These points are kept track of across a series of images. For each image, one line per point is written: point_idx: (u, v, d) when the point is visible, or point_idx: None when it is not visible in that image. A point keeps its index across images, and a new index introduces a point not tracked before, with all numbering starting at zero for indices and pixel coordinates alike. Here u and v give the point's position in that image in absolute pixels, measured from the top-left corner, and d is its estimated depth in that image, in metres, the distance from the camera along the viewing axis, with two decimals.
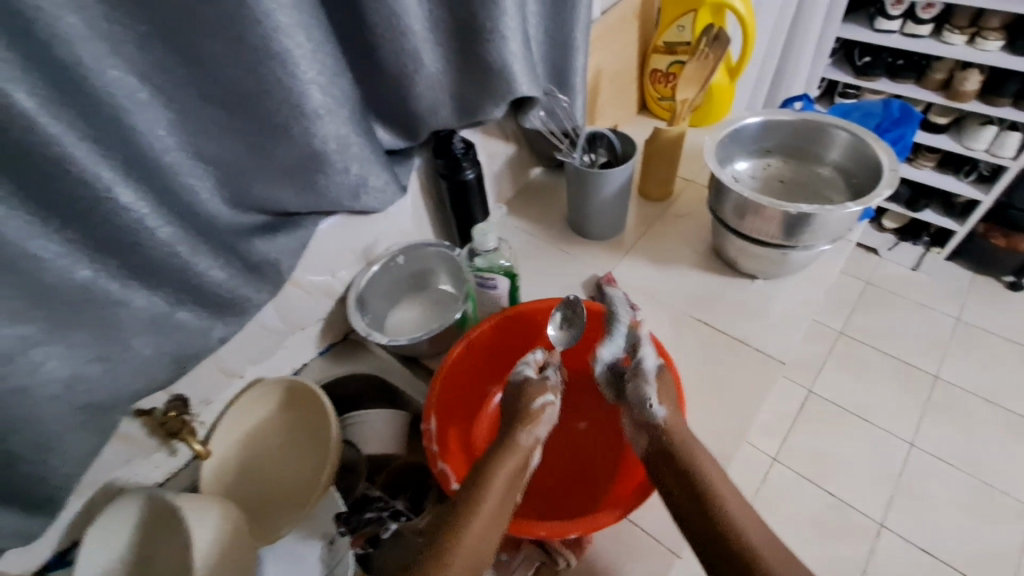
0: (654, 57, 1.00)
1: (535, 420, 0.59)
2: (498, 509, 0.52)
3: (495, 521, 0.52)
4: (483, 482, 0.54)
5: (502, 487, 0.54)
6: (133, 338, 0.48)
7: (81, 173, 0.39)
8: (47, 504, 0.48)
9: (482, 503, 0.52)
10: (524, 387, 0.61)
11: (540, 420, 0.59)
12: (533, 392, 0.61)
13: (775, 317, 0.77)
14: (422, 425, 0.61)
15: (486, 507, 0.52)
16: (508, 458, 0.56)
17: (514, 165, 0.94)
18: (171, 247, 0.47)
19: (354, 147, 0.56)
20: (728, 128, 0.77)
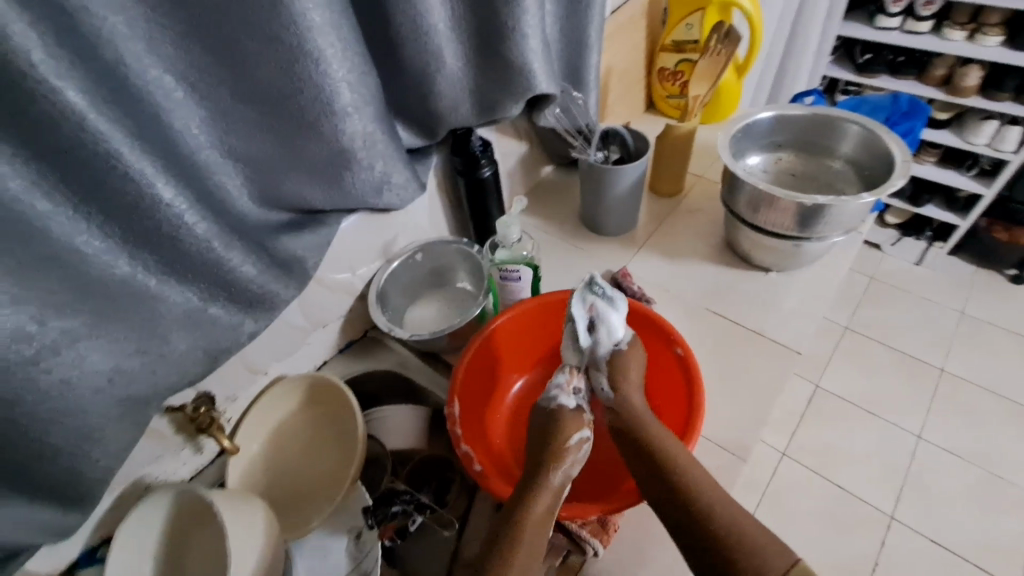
0: (661, 55, 1.01)
1: (567, 459, 0.57)
2: (546, 510, 0.53)
3: (546, 522, 0.53)
4: (532, 487, 0.54)
5: (546, 507, 0.54)
6: (170, 332, 0.49)
7: (126, 170, 0.40)
8: (83, 500, 0.48)
9: (535, 507, 0.53)
10: (564, 422, 0.59)
11: (575, 458, 0.57)
12: (570, 426, 0.59)
13: (788, 308, 0.78)
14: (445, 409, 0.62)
15: (539, 510, 0.53)
16: (551, 473, 0.56)
17: (526, 164, 0.95)
18: (207, 243, 0.48)
19: (380, 145, 0.57)
20: (740, 123, 0.78)
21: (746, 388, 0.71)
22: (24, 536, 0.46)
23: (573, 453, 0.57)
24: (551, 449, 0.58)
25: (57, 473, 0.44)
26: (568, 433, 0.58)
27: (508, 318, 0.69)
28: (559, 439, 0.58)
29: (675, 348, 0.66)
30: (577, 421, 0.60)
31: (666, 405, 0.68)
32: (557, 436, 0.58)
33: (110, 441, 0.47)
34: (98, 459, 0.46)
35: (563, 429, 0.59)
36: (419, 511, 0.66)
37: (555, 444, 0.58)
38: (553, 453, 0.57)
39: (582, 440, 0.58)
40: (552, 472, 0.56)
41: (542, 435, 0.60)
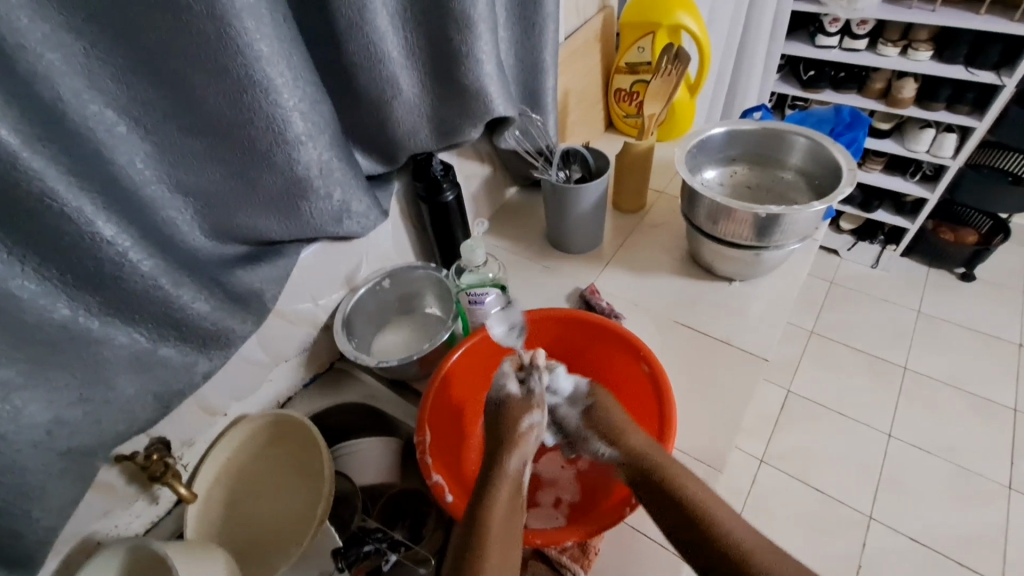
0: (616, 77, 1.04)
1: (522, 444, 0.58)
2: (508, 509, 0.52)
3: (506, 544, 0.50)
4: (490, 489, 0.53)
5: (504, 510, 0.52)
6: (116, 377, 0.46)
7: (62, 209, 0.38)
8: (21, 565, 0.45)
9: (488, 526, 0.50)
10: (508, 404, 0.61)
11: (526, 444, 0.58)
12: (518, 410, 0.60)
13: (754, 316, 0.79)
14: (414, 438, 0.60)
15: (493, 530, 0.50)
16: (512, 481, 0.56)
17: (490, 186, 0.96)
18: (154, 281, 0.45)
19: (337, 172, 0.57)
20: (694, 139, 0.81)
21: (717, 398, 0.71)
22: None
23: (525, 438, 0.58)
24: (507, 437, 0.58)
25: None
26: (518, 416, 0.59)
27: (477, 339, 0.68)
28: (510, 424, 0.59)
29: (642, 365, 0.66)
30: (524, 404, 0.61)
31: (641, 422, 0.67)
32: (508, 420, 0.59)
33: (52, 497, 0.44)
34: (38, 518, 0.43)
35: (513, 414, 0.60)
36: (393, 549, 0.61)
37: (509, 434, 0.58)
38: (509, 443, 0.58)
39: (533, 424, 0.59)
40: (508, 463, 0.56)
41: (495, 423, 0.60)
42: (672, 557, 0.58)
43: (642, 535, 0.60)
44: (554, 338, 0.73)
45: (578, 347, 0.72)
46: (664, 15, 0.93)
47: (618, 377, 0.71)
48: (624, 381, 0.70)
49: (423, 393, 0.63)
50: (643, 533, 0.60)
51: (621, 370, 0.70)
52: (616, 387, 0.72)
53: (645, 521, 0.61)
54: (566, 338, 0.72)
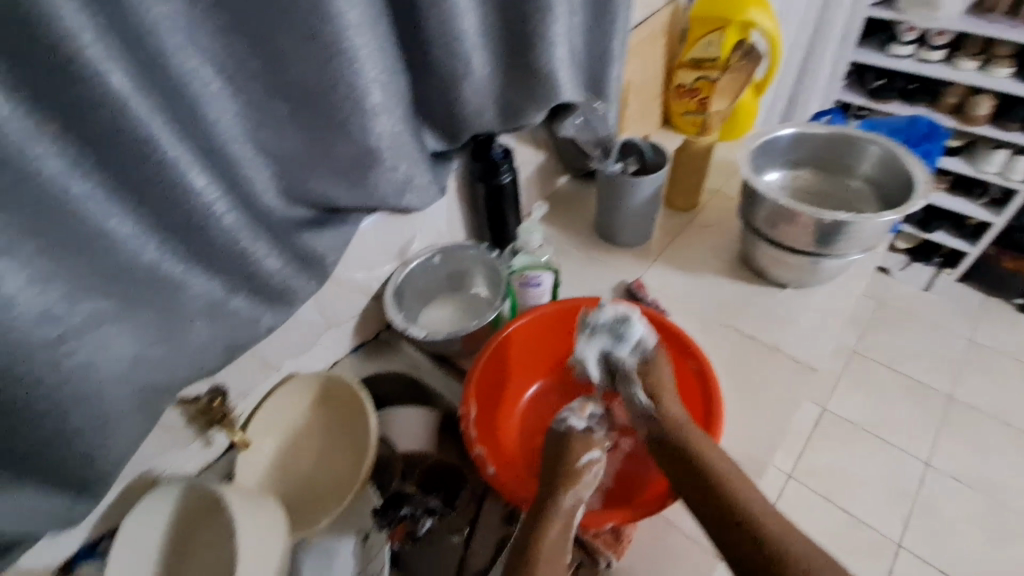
0: (678, 72, 1.01)
1: (579, 480, 0.56)
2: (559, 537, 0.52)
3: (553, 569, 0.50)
4: (544, 508, 0.54)
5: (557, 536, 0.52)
6: (191, 322, 0.48)
7: (162, 157, 0.40)
8: (91, 487, 0.47)
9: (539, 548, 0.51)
10: (569, 439, 0.59)
11: (586, 479, 0.56)
12: (579, 445, 0.59)
13: (807, 324, 0.78)
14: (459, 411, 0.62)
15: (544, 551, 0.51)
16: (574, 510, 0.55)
17: (543, 173, 0.95)
18: (233, 234, 0.47)
19: (405, 145, 0.59)
20: (760, 140, 0.79)
21: (760, 402, 0.70)
22: (28, 521, 0.45)
23: (583, 475, 0.56)
24: (564, 465, 0.57)
25: (73, 461, 0.44)
26: (577, 452, 0.58)
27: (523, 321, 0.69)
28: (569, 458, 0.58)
29: (689, 362, 0.66)
30: (585, 441, 0.59)
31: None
32: (566, 453, 0.58)
33: (126, 429, 0.46)
34: (111, 448, 0.45)
35: (573, 448, 0.58)
36: (426, 515, 0.64)
37: (566, 466, 0.57)
38: (567, 476, 0.56)
39: (593, 461, 0.58)
40: (564, 493, 0.55)
41: (554, 451, 0.59)
42: (707, 552, 0.58)
43: (677, 529, 0.60)
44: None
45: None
46: (736, 11, 0.91)
47: None
48: None
49: (470, 367, 0.65)
50: (678, 527, 0.61)
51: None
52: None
53: (681, 515, 0.61)
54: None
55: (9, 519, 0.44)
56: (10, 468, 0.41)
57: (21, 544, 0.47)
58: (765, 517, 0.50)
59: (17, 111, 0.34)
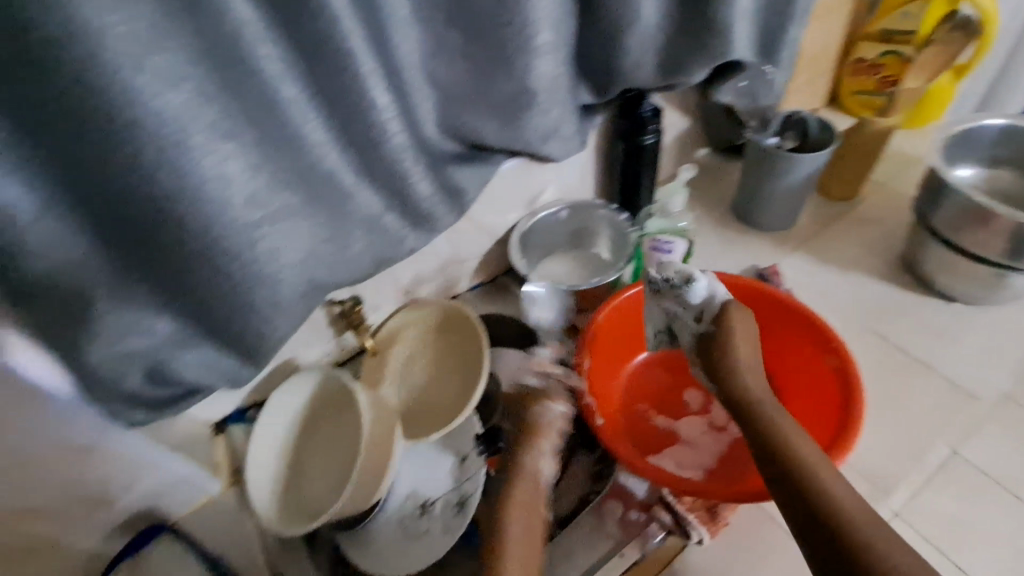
0: (861, 44, 0.89)
1: (539, 438, 0.63)
2: (527, 518, 0.57)
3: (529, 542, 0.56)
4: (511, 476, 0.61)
5: (523, 511, 0.58)
6: (352, 230, 0.53)
7: (357, 70, 0.44)
8: (256, 360, 0.54)
9: (505, 528, 0.56)
10: (534, 397, 0.66)
11: (545, 436, 0.63)
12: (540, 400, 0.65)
13: (970, 346, 0.69)
14: (574, 361, 0.66)
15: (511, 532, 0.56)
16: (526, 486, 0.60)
17: (683, 142, 0.90)
18: (398, 153, 0.51)
19: (560, 89, 0.59)
20: (958, 127, 0.69)
21: (895, 418, 0.64)
22: (207, 374, 0.52)
23: (544, 430, 0.63)
24: (526, 419, 0.64)
25: (247, 332, 0.50)
26: (542, 408, 0.64)
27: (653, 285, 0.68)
28: (532, 415, 0.64)
29: (828, 358, 0.61)
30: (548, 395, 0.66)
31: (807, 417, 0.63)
32: (529, 408, 0.65)
33: (291, 315, 0.52)
34: (277, 330, 0.51)
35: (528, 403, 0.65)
36: None
37: (525, 418, 0.65)
38: (529, 432, 0.63)
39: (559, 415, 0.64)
40: (525, 453, 0.62)
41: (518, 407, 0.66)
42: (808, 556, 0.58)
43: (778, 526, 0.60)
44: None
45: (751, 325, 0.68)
46: None
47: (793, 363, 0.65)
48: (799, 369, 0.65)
49: (590, 321, 0.66)
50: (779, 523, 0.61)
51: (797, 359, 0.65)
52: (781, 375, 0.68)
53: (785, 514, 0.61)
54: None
55: (193, 370, 0.51)
56: (204, 327, 0.49)
57: (186, 399, 0.54)
58: (862, 525, 0.47)
59: (253, 10, 0.39)
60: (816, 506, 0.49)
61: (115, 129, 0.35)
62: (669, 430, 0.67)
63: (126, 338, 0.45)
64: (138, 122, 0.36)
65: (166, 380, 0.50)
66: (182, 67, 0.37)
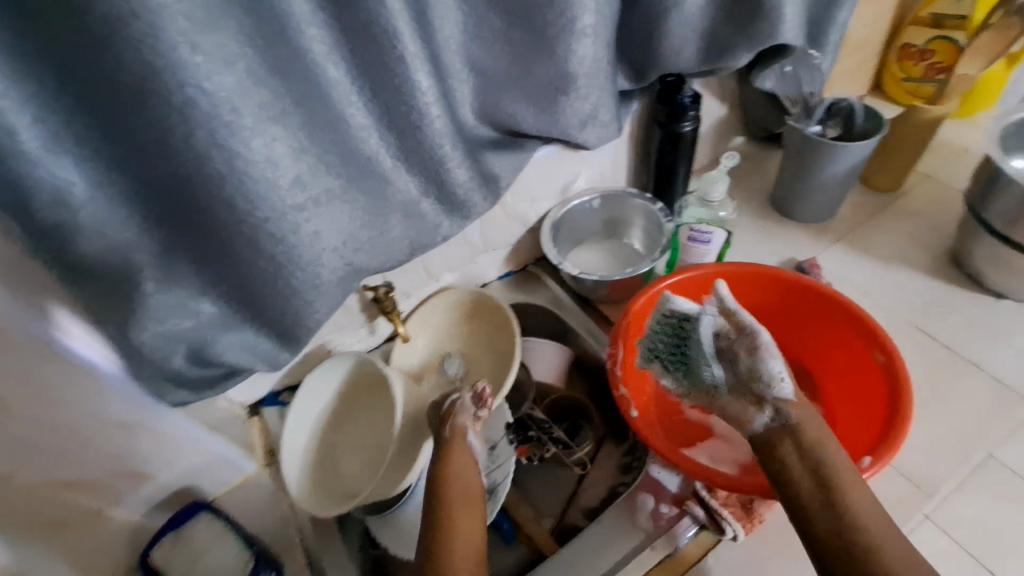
0: (909, 29, 0.85)
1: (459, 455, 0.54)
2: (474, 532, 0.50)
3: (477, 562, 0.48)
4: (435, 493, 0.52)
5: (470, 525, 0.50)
6: (391, 216, 0.53)
7: (401, 52, 0.43)
8: (294, 344, 0.54)
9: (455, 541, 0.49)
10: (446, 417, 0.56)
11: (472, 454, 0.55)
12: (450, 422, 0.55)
13: (1022, 345, 0.66)
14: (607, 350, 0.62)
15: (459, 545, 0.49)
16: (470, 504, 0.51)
17: (720, 131, 0.88)
18: (439, 138, 0.50)
19: (601, 74, 0.57)
20: (1014, 117, 0.67)
21: (938, 417, 0.62)
22: (248, 355, 0.53)
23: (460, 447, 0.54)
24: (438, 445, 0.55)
25: (288, 314, 0.50)
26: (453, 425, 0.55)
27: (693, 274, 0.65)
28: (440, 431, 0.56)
29: (874, 354, 0.58)
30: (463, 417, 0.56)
31: (852, 414, 0.61)
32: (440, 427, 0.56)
33: (330, 300, 0.52)
34: (319, 315, 0.52)
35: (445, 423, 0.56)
36: (551, 442, 0.69)
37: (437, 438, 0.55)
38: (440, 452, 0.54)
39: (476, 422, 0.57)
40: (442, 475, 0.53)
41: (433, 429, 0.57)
42: None
43: None
44: (773, 302, 0.66)
45: (794, 318, 0.66)
46: None
47: (839, 359, 0.63)
48: (845, 366, 0.63)
49: (626, 308, 0.63)
50: None
51: (842, 355, 0.63)
52: (825, 371, 0.66)
53: None
54: (783, 307, 0.67)
55: (234, 350, 0.52)
56: (246, 310, 0.49)
57: (228, 379, 0.55)
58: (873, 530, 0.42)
59: None
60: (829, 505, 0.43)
61: (171, 110, 0.36)
62: (703, 424, 0.66)
63: (176, 317, 0.46)
64: (192, 103, 0.36)
65: (209, 361, 0.51)
66: (231, 48, 0.36)
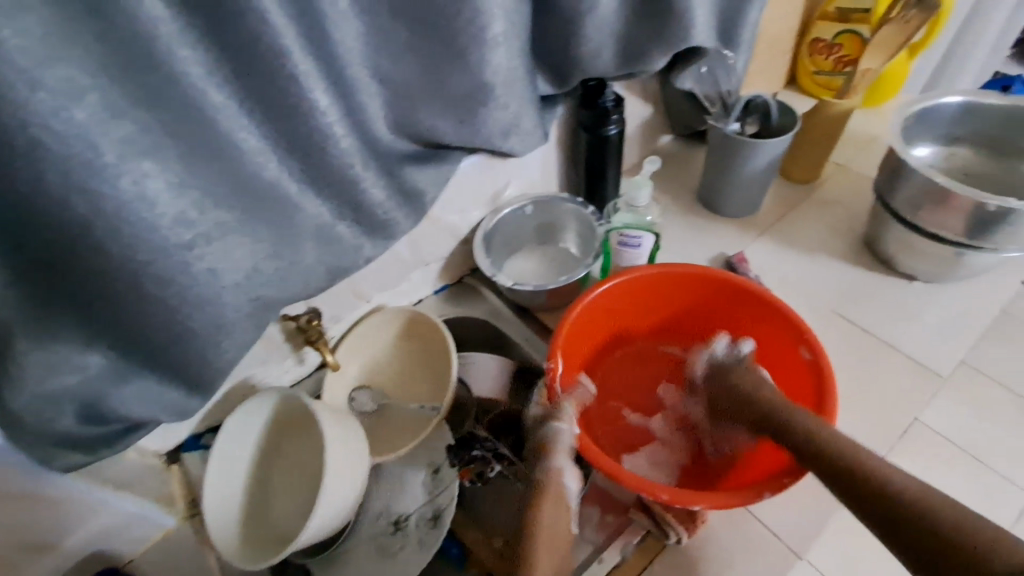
0: (818, 24, 0.88)
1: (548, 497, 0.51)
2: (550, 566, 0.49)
3: None
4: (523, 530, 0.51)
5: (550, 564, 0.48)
6: (302, 243, 0.49)
7: (292, 71, 0.40)
8: (205, 387, 0.50)
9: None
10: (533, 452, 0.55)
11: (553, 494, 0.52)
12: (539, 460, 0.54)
13: (931, 324, 0.70)
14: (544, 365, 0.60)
15: None
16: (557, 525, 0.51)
17: (647, 130, 0.89)
18: (347, 159, 0.47)
19: (518, 82, 0.56)
20: (917, 108, 0.69)
21: (866, 400, 0.65)
22: (152, 406, 0.48)
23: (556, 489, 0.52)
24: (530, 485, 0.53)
25: (191, 358, 0.46)
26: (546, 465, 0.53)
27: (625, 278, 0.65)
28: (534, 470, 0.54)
29: (801, 351, 0.59)
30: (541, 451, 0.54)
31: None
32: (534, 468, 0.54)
33: (239, 337, 0.49)
34: (226, 353, 0.48)
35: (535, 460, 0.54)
36: (497, 460, 0.67)
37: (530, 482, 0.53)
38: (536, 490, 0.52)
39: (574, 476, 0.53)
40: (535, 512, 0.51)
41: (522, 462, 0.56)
42: (789, 552, 0.55)
43: (760, 523, 0.57)
44: (704, 300, 0.67)
45: (725, 315, 0.67)
46: None
47: (772, 355, 0.64)
48: (778, 361, 0.64)
49: (560, 320, 0.61)
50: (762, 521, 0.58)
51: (772, 349, 0.64)
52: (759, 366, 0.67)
53: (769, 511, 0.58)
54: (715, 304, 0.66)
55: (135, 404, 0.47)
56: (141, 358, 0.45)
57: (131, 434, 0.50)
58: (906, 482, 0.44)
59: (168, 9, 0.34)
60: (847, 470, 0.46)
61: (16, 155, 0.32)
62: (642, 428, 0.69)
63: (55, 375, 0.42)
64: (40, 144, 0.32)
65: (104, 417, 0.46)
66: (81, 81, 0.32)
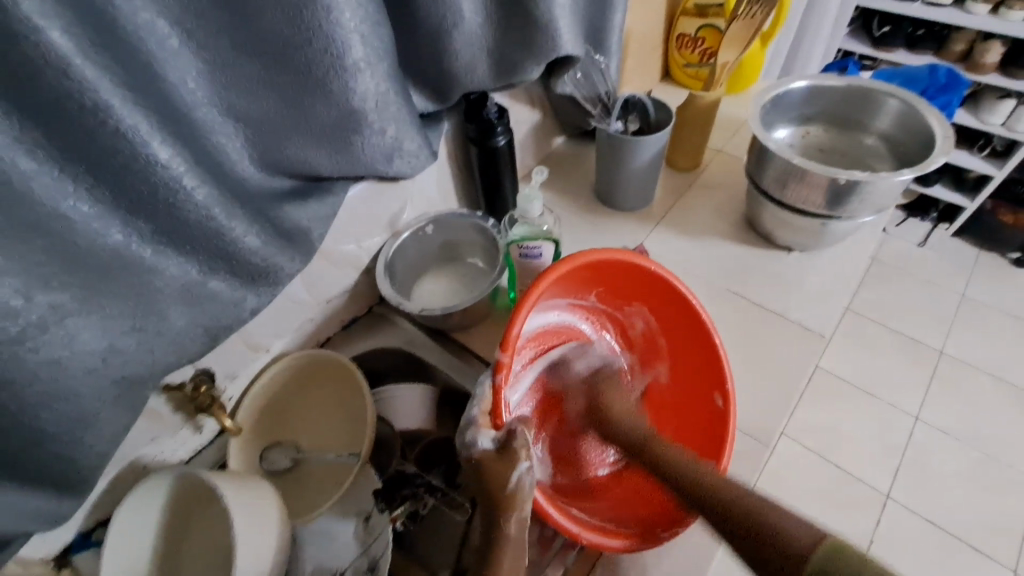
0: (682, 20, 0.93)
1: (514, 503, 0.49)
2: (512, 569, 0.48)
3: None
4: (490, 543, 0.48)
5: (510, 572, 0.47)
6: (168, 308, 0.45)
7: (117, 125, 0.36)
8: (75, 485, 0.44)
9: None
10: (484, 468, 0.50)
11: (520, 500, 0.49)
12: (498, 472, 0.50)
13: (809, 289, 0.76)
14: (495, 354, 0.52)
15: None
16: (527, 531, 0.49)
17: (538, 134, 0.90)
18: (206, 211, 0.43)
19: (392, 107, 0.53)
20: (772, 94, 0.75)
21: (762, 370, 0.70)
22: (12, 523, 0.42)
23: (517, 496, 0.49)
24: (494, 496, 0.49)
25: (48, 460, 0.41)
26: (505, 473, 0.49)
27: (605, 258, 0.59)
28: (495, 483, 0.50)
29: (716, 398, 0.60)
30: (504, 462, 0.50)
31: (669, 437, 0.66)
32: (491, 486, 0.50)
33: (106, 423, 0.44)
34: (93, 444, 0.43)
35: (494, 474, 0.50)
36: (430, 493, 0.60)
37: (492, 493, 0.50)
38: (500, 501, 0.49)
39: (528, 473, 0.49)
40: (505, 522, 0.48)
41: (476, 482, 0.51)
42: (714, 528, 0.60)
43: None
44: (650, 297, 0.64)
45: (671, 328, 0.65)
46: None
47: (682, 380, 0.66)
48: (684, 390, 0.66)
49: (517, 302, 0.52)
50: None
51: (689, 385, 0.65)
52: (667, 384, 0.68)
53: None
54: (669, 320, 0.65)
55: None
56: None
57: None
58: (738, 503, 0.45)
59: None
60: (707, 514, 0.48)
61: None
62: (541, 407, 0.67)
63: None
64: None
65: None
66: None
